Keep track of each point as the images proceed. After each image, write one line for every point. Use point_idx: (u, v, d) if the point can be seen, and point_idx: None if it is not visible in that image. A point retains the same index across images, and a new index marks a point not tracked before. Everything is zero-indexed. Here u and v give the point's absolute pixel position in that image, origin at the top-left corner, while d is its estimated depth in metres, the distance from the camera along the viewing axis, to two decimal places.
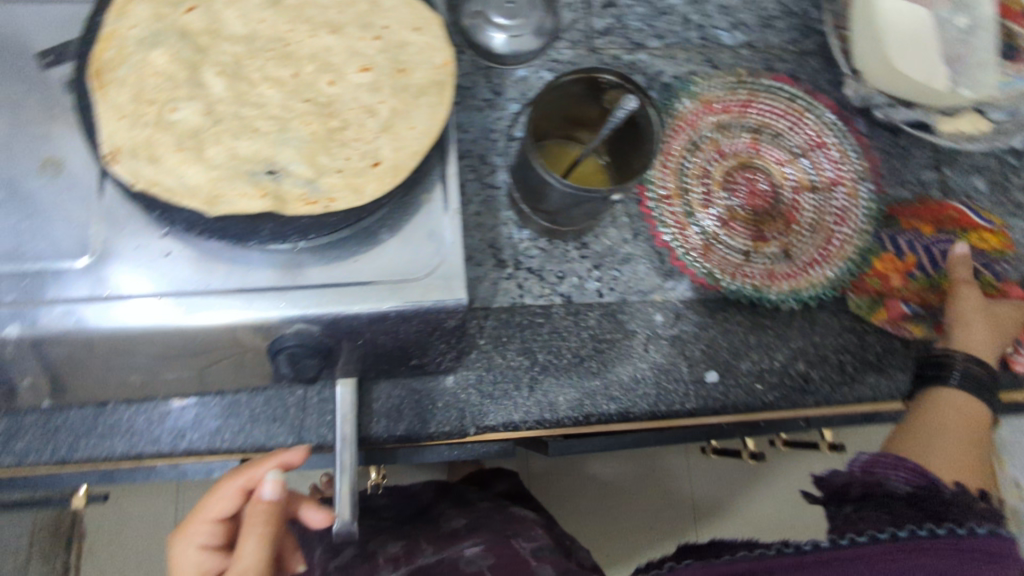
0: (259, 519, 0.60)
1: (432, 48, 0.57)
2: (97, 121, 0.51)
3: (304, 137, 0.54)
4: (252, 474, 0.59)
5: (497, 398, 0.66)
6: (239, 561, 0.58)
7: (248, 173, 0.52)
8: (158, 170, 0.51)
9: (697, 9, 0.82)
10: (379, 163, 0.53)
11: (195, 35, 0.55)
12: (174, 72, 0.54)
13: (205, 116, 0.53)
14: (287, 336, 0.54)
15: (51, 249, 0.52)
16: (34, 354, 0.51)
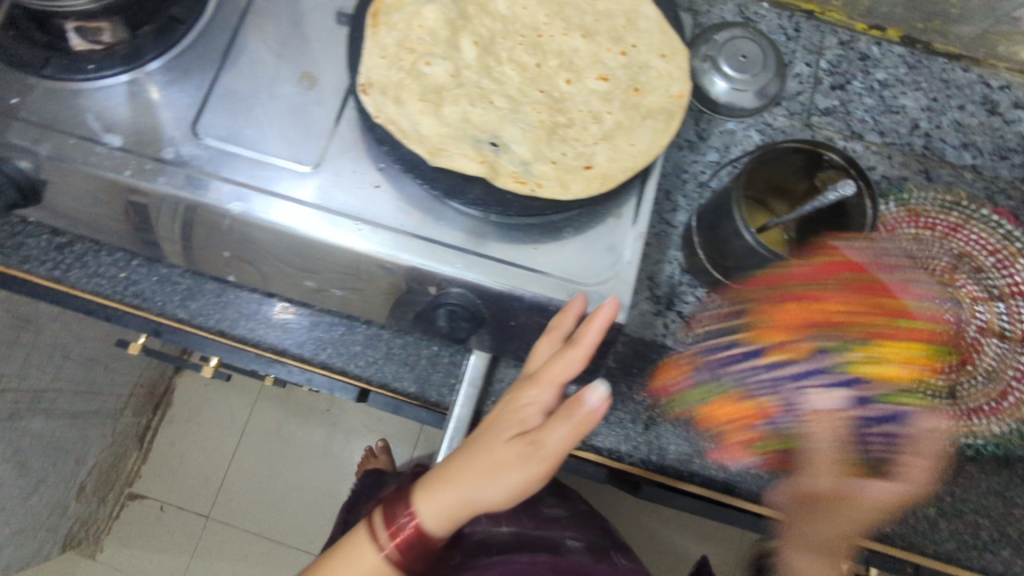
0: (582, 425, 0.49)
1: (672, 77, 0.59)
2: (363, 53, 0.56)
3: (531, 123, 0.56)
4: (590, 349, 0.52)
5: (610, 422, 0.69)
6: (540, 432, 0.50)
7: (474, 138, 0.55)
8: (399, 111, 0.54)
9: (929, 118, 0.79)
10: (590, 167, 0.55)
11: (465, 4, 0.60)
12: (438, 30, 0.58)
13: (452, 77, 0.57)
14: (451, 294, 0.57)
15: (286, 151, 0.58)
16: (242, 232, 0.57)
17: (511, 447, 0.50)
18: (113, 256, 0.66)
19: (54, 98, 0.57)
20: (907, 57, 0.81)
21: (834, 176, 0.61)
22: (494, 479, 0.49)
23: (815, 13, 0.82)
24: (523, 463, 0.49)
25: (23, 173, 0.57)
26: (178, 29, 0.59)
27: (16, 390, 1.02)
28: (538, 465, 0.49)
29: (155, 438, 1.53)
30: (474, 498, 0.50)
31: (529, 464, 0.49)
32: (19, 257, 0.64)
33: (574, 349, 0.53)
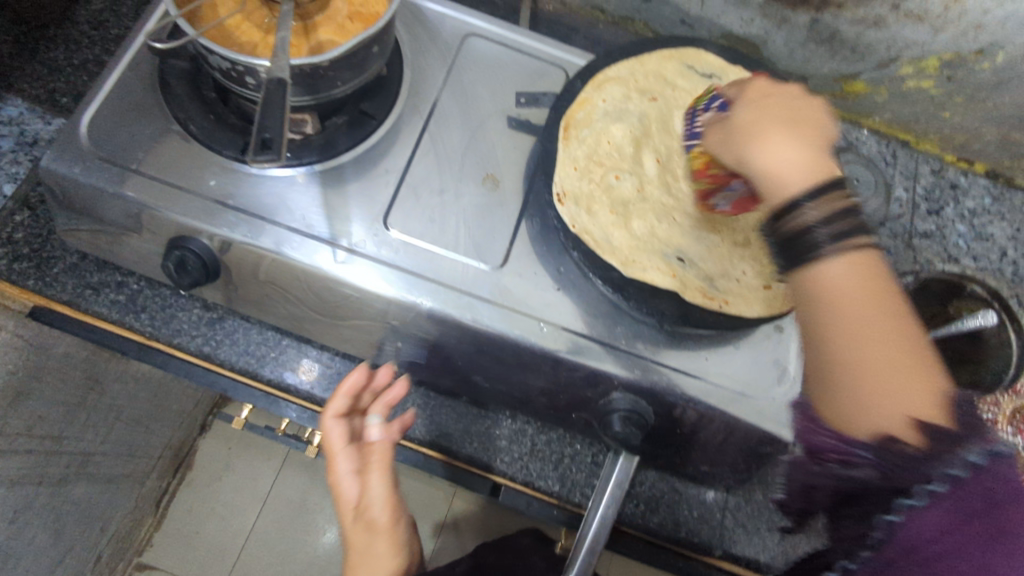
0: (382, 458, 0.60)
1: None
2: (557, 164, 0.59)
3: (713, 241, 0.60)
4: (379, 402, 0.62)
5: (748, 529, 0.67)
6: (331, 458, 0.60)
7: (661, 252, 0.57)
8: (592, 222, 0.57)
9: (1017, 246, 0.84)
10: (770, 288, 0.57)
11: (646, 124, 0.64)
12: (623, 147, 0.62)
13: (638, 191, 0.61)
14: (620, 398, 0.58)
15: (472, 248, 0.59)
16: (425, 325, 0.58)
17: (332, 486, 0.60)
18: (262, 334, 0.68)
19: (252, 183, 0.58)
20: (990, 189, 0.88)
21: (972, 306, 0.67)
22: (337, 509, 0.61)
23: (911, 143, 0.89)
24: (372, 537, 0.59)
25: (208, 252, 0.57)
26: (368, 124, 0.61)
27: (71, 454, 0.96)
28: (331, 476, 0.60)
29: (170, 507, 1.38)
30: (356, 558, 0.59)
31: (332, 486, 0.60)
32: (169, 329, 0.66)
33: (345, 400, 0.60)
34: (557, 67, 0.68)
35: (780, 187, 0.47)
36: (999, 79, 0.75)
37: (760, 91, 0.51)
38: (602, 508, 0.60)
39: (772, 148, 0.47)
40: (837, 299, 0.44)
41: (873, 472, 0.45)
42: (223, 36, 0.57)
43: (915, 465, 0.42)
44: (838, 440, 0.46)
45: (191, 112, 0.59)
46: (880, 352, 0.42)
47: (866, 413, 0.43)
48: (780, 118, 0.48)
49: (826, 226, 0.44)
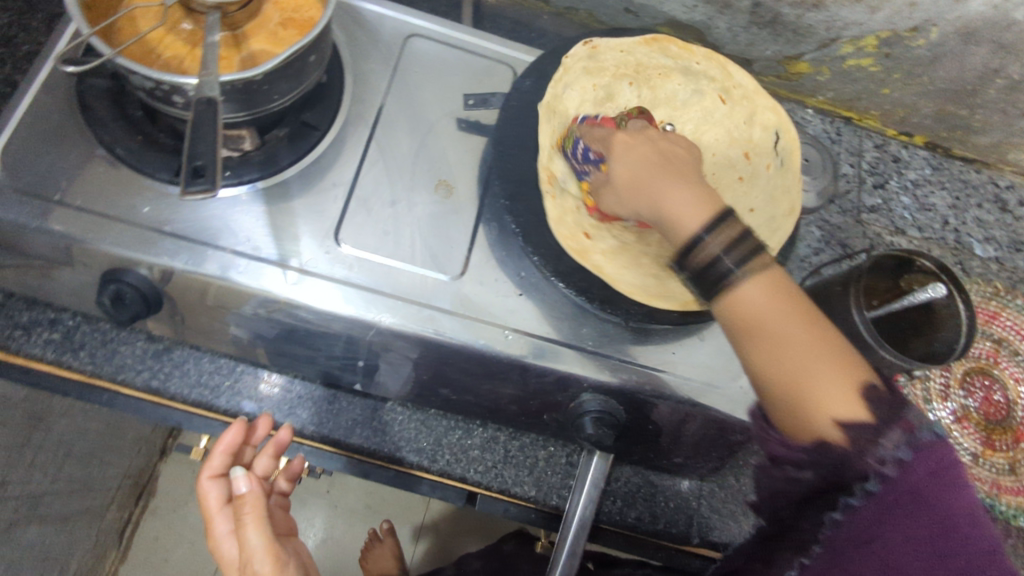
0: (253, 507, 0.58)
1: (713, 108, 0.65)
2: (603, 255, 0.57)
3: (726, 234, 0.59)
4: (226, 453, 0.60)
5: (724, 515, 0.68)
6: (214, 513, 0.60)
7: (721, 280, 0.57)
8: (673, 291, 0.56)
9: (956, 215, 0.87)
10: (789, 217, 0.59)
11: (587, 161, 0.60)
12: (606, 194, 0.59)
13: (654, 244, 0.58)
14: (589, 400, 0.57)
15: (429, 259, 0.57)
16: (386, 342, 0.56)
17: (223, 542, 0.59)
18: (215, 362, 0.65)
19: (189, 208, 0.55)
20: (930, 159, 0.91)
21: (923, 279, 0.68)
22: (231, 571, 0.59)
23: (854, 120, 0.91)
24: None
25: (148, 283, 0.53)
26: (312, 135, 0.58)
27: (18, 498, 0.90)
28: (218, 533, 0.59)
29: (134, 538, 1.31)
30: None
31: (222, 542, 0.59)
32: (112, 365, 0.63)
33: (215, 457, 0.60)
34: (503, 65, 0.67)
35: (679, 230, 0.47)
36: (933, 55, 0.76)
37: (625, 144, 0.52)
38: (579, 510, 0.59)
39: (669, 193, 0.48)
40: (761, 321, 0.43)
41: (814, 471, 0.41)
42: (145, 51, 0.53)
43: (795, 392, 0.42)
44: (790, 445, 0.42)
45: (117, 135, 0.55)
46: (794, 352, 0.42)
47: (805, 416, 0.41)
48: (648, 163, 0.50)
49: (730, 255, 0.44)
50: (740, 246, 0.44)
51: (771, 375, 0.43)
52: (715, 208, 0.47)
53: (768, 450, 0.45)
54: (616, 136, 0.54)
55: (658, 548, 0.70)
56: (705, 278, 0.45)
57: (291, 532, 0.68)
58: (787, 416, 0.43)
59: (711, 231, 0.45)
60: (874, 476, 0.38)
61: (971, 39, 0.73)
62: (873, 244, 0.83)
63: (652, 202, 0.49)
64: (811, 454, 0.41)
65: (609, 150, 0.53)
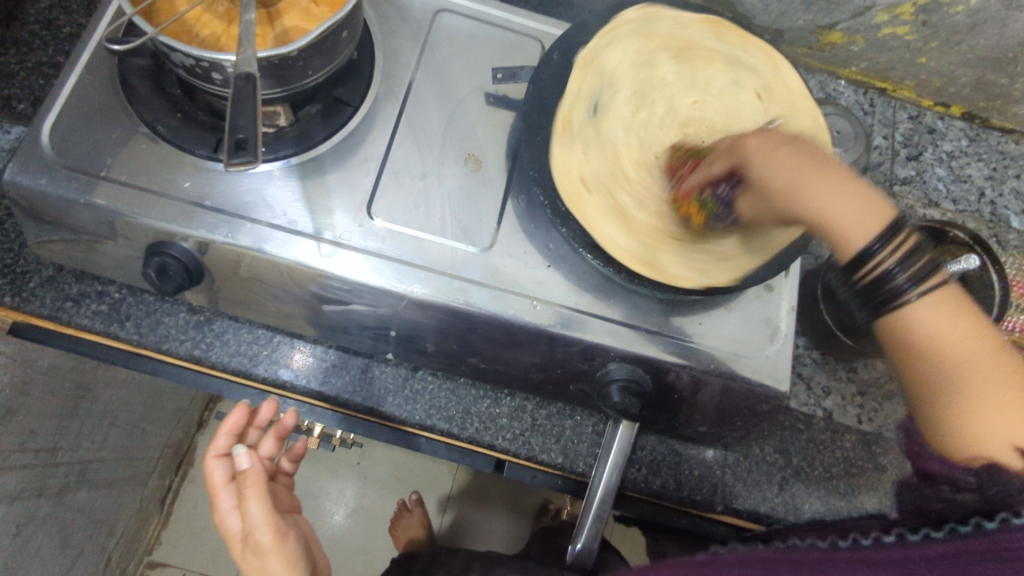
0: (254, 483, 0.61)
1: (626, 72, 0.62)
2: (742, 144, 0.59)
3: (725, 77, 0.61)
4: (230, 432, 0.64)
5: (748, 483, 0.69)
6: (217, 486, 0.64)
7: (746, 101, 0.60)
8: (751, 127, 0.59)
9: (993, 186, 0.85)
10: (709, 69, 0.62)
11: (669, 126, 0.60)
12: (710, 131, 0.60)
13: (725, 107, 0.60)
14: (616, 369, 0.58)
15: (459, 231, 0.58)
16: (416, 312, 0.57)
17: (226, 512, 0.64)
18: (252, 333, 0.68)
19: (228, 182, 0.56)
20: (967, 131, 0.89)
21: (956, 250, 0.68)
22: (233, 537, 0.64)
23: (888, 91, 0.89)
24: (262, 554, 0.60)
25: (190, 255, 0.55)
26: (344, 111, 0.60)
27: (69, 464, 0.95)
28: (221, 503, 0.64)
29: (175, 505, 1.37)
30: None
31: (224, 511, 0.64)
32: (156, 336, 0.65)
33: (219, 437, 0.64)
34: (530, 38, 0.67)
35: (848, 240, 0.46)
36: (973, 22, 0.75)
37: (767, 148, 0.50)
38: (607, 475, 0.60)
39: (823, 190, 0.47)
40: (928, 339, 0.44)
41: (974, 495, 0.41)
42: (183, 30, 0.55)
43: (965, 416, 0.42)
44: (950, 466, 0.44)
45: (158, 113, 0.57)
46: (982, 376, 0.42)
47: (974, 439, 0.42)
48: (800, 154, 0.49)
49: (906, 272, 0.44)
50: (914, 262, 0.44)
51: (1004, 410, 0.41)
52: (882, 219, 0.46)
53: (921, 468, 0.47)
54: (747, 140, 0.51)
55: (682, 516, 0.71)
56: (875, 295, 0.45)
57: (294, 508, 0.72)
58: (946, 432, 0.44)
59: (883, 242, 0.45)
60: (1018, 514, 0.37)
61: (1012, 4, 0.71)
62: (905, 217, 0.82)
63: (800, 202, 0.47)
64: (976, 477, 0.41)
65: (747, 159, 0.50)
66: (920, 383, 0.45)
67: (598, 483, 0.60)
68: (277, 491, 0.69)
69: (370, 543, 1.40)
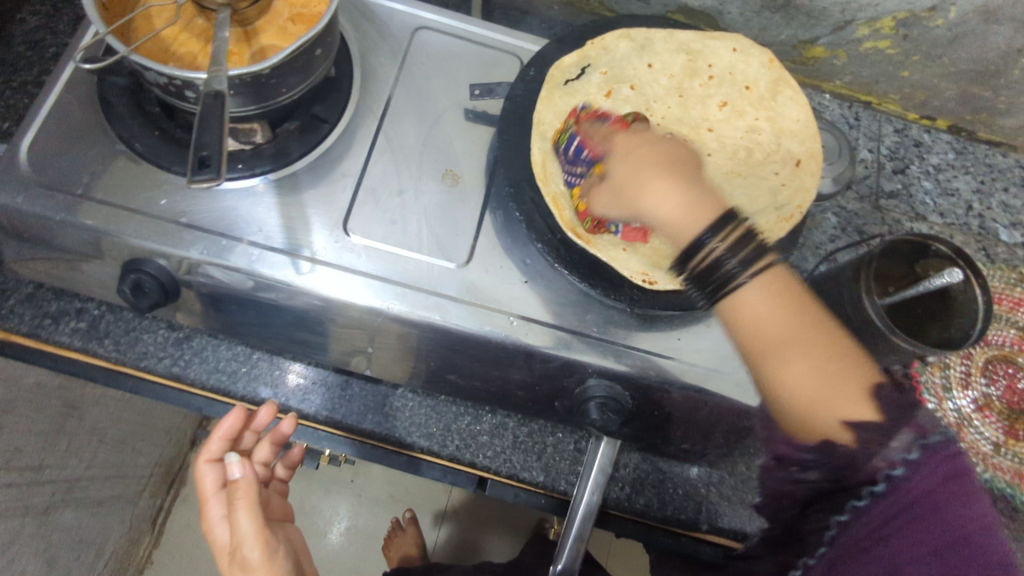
0: (245, 494, 0.60)
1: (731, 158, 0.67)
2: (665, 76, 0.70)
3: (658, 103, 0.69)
4: (222, 438, 0.63)
5: (734, 502, 0.68)
6: (206, 490, 0.62)
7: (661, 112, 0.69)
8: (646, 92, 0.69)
9: (980, 199, 0.85)
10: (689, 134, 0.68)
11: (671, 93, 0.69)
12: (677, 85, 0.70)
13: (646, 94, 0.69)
14: (595, 385, 0.57)
15: (436, 247, 0.58)
16: (393, 328, 0.57)
17: (214, 520, 0.62)
18: (232, 349, 0.68)
19: (205, 200, 0.57)
20: (953, 143, 0.88)
21: (940, 265, 0.67)
22: (220, 547, 0.62)
23: (873, 104, 0.89)
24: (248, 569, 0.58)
25: (166, 272, 0.55)
26: (321, 128, 0.60)
27: (55, 483, 0.94)
28: (209, 510, 0.63)
29: (166, 523, 1.36)
30: None
31: (213, 517, 0.62)
32: (135, 353, 0.65)
33: (212, 442, 0.63)
34: (509, 54, 0.68)
35: (677, 233, 0.54)
36: (953, 35, 0.75)
37: (644, 153, 0.59)
38: (586, 494, 0.59)
39: (657, 195, 0.56)
40: (761, 322, 0.51)
41: (820, 473, 0.49)
42: (160, 49, 0.55)
43: (823, 411, 0.49)
44: (794, 447, 0.51)
45: (135, 131, 0.57)
46: (807, 362, 0.50)
47: (814, 419, 0.49)
48: (648, 168, 0.57)
49: (735, 257, 0.52)
50: (741, 246, 0.52)
51: (806, 391, 0.50)
52: (709, 215, 0.54)
53: (774, 451, 0.53)
54: (638, 147, 0.60)
55: (667, 535, 0.70)
56: (709, 281, 0.53)
57: (285, 516, 0.70)
58: (792, 418, 0.51)
59: (715, 233, 0.52)
60: (881, 479, 0.44)
61: (991, 17, 0.71)
62: (891, 230, 0.81)
63: (642, 200, 0.56)
64: (815, 455, 0.49)
65: (613, 152, 0.61)
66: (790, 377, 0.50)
67: (578, 502, 0.59)
68: (269, 498, 0.68)
69: (363, 562, 1.38)
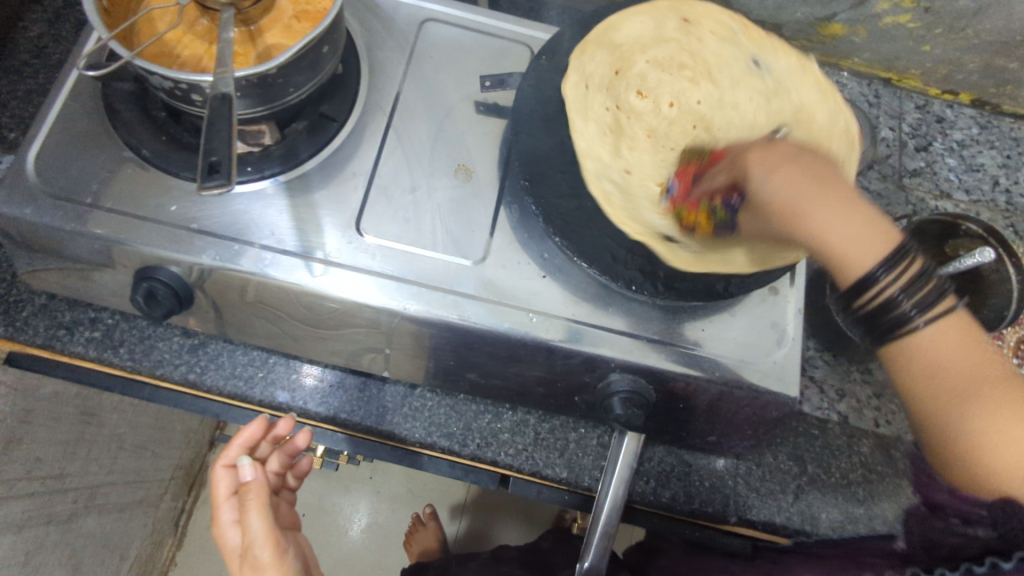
0: (257, 496, 0.60)
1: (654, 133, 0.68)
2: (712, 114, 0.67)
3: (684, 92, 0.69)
4: (238, 442, 0.62)
5: (763, 493, 0.67)
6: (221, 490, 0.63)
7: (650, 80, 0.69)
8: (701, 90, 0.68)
9: (1007, 175, 0.82)
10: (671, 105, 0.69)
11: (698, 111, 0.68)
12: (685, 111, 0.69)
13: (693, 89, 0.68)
14: (619, 380, 0.56)
15: (451, 245, 0.57)
16: (411, 329, 0.56)
17: (226, 518, 0.62)
18: (248, 354, 0.67)
19: (216, 204, 0.55)
20: (977, 118, 0.86)
21: (969, 245, 0.65)
22: (229, 544, 0.62)
23: (893, 81, 0.86)
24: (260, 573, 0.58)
25: (179, 280, 0.55)
26: (330, 126, 0.59)
27: (76, 489, 0.95)
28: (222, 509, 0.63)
29: (189, 525, 1.37)
30: None
31: (225, 516, 0.62)
32: (150, 361, 0.65)
33: (230, 446, 0.63)
34: (515, 40, 0.66)
35: (854, 266, 0.44)
36: (977, 6, 0.72)
37: (797, 168, 0.48)
38: (612, 490, 0.58)
39: (824, 218, 0.45)
40: (936, 359, 0.43)
41: (988, 532, 0.40)
42: (163, 52, 0.54)
43: (993, 448, 0.41)
44: (960, 498, 0.43)
45: (142, 136, 0.56)
46: (1000, 386, 0.42)
47: (989, 473, 0.41)
48: (817, 189, 0.46)
49: (909, 296, 0.43)
50: (922, 286, 0.43)
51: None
52: (892, 243, 0.44)
53: (930, 499, 0.46)
54: (778, 145, 0.51)
55: (693, 529, 0.69)
56: (878, 322, 0.44)
57: (294, 524, 0.70)
58: (951, 471, 0.43)
59: (900, 284, 0.43)
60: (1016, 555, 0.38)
61: None
62: (916, 209, 0.79)
63: (796, 230, 0.46)
64: (985, 514, 0.40)
65: (748, 173, 0.50)
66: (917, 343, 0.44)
67: (604, 498, 0.57)
68: (278, 506, 0.68)
69: (385, 558, 1.39)
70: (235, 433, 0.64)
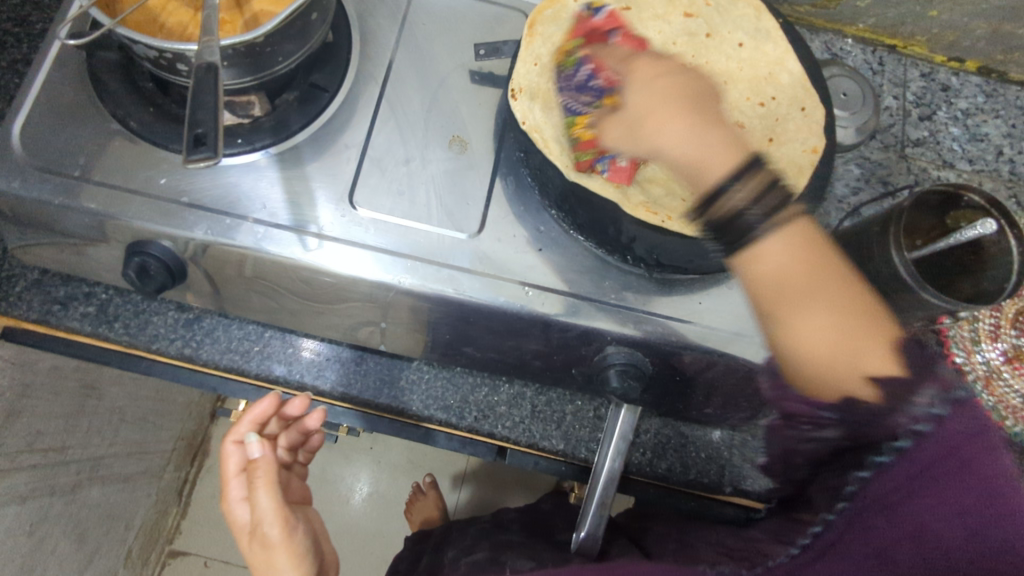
0: (265, 473, 0.60)
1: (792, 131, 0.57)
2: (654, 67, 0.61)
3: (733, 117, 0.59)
4: (250, 415, 0.63)
5: (758, 464, 0.67)
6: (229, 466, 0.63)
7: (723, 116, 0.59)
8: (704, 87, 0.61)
9: (1012, 144, 0.81)
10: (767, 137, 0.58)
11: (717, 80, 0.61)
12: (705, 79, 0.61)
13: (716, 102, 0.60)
14: (616, 352, 0.56)
15: (446, 217, 0.56)
16: (407, 303, 0.56)
17: (235, 495, 0.63)
18: (244, 328, 0.67)
19: (206, 177, 0.55)
20: (983, 86, 0.84)
21: (972, 215, 0.65)
22: (238, 518, 0.63)
23: (898, 47, 0.84)
24: (271, 550, 0.59)
25: (171, 254, 0.54)
26: (322, 98, 0.58)
27: (79, 461, 0.96)
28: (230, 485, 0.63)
29: (192, 496, 1.38)
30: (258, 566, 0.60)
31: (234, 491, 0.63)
32: (147, 336, 0.65)
33: (240, 423, 0.63)
34: (510, 6, 0.64)
35: (701, 179, 0.47)
36: None
37: (654, 71, 0.51)
38: (608, 463, 0.58)
39: (675, 135, 0.48)
40: (782, 274, 0.46)
41: (838, 429, 0.50)
42: (150, 21, 0.53)
43: (836, 361, 0.47)
44: (809, 405, 0.51)
45: (130, 108, 0.55)
46: (801, 285, 0.46)
47: (832, 380, 0.48)
48: (675, 102, 0.49)
49: (744, 191, 0.45)
50: (766, 197, 0.45)
51: (831, 321, 0.47)
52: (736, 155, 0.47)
53: (786, 407, 0.54)
54: (642, 56, 0.52)
55: (686, 497, 0.70)
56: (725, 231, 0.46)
57: (305, 500, 0.71)
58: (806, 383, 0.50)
59: (738, 179, 0.45)
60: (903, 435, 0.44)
61: None
62: (918, 180, 0.78)
63: (656, 142, 0.49)
64: (840, 413, 0.49)
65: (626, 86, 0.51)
66: (763, 260, 0.46)
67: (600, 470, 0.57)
68: (288, 482, 0.69)
69: (385, 526, 1.41)
70: (245, 410, 0.64)
